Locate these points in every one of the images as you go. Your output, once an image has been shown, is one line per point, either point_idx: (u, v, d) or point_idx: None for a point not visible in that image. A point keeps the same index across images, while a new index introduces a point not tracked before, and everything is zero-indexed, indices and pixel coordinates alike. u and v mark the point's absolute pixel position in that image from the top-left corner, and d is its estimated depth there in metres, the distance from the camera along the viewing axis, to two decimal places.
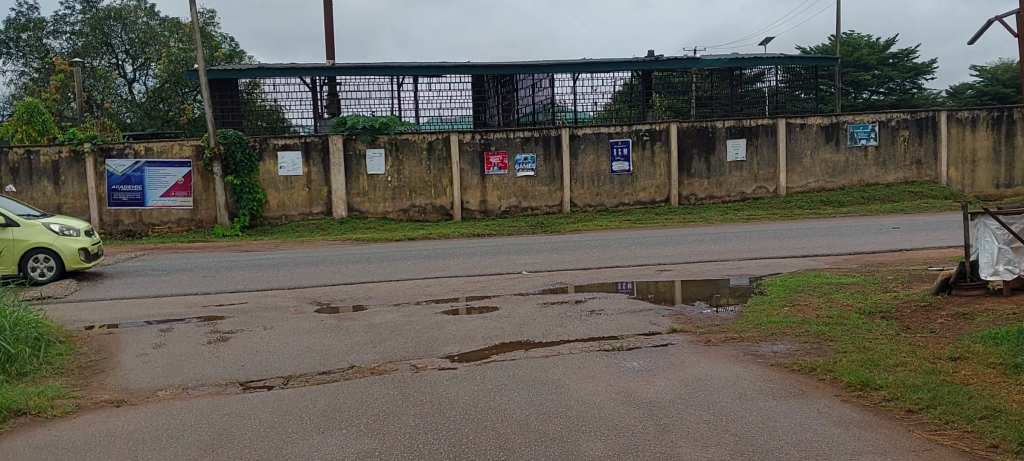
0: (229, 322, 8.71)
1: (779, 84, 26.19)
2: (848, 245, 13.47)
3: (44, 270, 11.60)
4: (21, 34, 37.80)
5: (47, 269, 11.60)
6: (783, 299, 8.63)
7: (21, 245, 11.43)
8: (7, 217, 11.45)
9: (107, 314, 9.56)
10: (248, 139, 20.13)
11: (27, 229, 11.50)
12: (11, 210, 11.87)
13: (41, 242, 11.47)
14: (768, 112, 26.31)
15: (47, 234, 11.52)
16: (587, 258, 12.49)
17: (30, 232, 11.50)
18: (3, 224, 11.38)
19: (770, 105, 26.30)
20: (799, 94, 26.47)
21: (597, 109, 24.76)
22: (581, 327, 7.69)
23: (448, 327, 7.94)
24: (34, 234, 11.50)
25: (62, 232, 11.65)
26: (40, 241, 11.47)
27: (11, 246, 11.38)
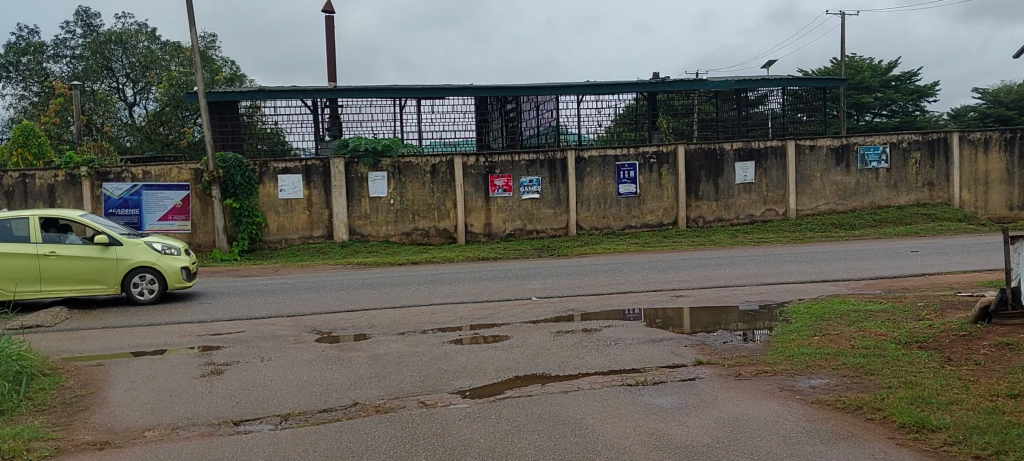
0: (225, 353, 8.23)
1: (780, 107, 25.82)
2: (868, 269, 13.01)
3: (146, 290, 11.51)
4: (20, 57, 37.58)
5: (150, 289, 11.51)
6: (811, 328, 8.16)
7: (125, 265, 11.35)
8: (111, 237, 11.36)
9: (97, 345, 9.06)
10: (248, 162, 19.75)
11: (131, 248, 11.42)
12: (112, 228, 11.77)
13: (145, 261, 11.40)
14: (773, 134, 25.95)
15: (151, 253, 11.44)
16: (597, 284, 12.00)
17: (133, 251, 11.42)
18: (107, 243, 11.29)
19: (776, 127, 25.95)
20: (801, 117, 26.02)
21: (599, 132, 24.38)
22: (600, 358, 7.22)
23: (457, 358, 7.46)
24: (137, 253, 11.41)
25: (164, 252, 11.58)
26: (144, 261, 11.39)
27: (115, 266, 11.30)
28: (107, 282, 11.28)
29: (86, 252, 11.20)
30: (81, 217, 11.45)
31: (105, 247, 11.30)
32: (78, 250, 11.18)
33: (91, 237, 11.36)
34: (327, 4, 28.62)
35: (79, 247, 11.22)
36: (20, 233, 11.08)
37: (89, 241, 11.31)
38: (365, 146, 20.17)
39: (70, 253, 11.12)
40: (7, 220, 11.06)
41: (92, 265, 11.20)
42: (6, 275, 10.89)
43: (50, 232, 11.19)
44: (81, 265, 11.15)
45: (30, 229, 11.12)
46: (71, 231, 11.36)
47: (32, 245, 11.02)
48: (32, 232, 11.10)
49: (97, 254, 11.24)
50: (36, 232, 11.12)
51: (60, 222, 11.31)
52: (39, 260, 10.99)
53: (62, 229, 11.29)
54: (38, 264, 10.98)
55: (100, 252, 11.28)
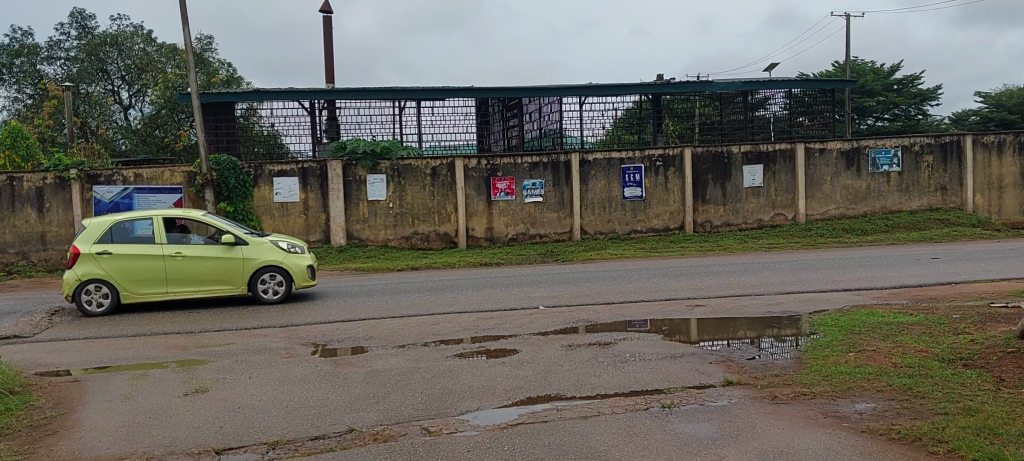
0: (212, 369, 7.65)
1: (781, 111, 25.35)
2: (889, 277, 12.44)
3: (272, 288, 11.48)
4: (13, 59, 36.97)
5: (276, 288, 11.49)
6: (844, 344, 7.59)
7: (250, 264, 11.34)
8: (236, 236, 11.36)
9: (75, 358, 8.46)
10: (241, 164, 19.24)
11: (256, 247, 11.40)
12: (235, 227, 11.76)
13: (269, 260, 11.37)
14: (777, 137, 25.35)
15: (276, 251, 11.41)
16: (607, 292, 11.41)
17: (258, 249, 11.40)
18: (232, 243, 11.30)
19: (780, 130, 25.38)
20: (802, 120, 25.42)
21: (596, 136, 23.58)
22: (618, 376, 6.65)
23: (464, 375, 6.88)
24: (261, 252, 11.39)
25: (289, 250, 11.53)
26: (269, 259, 11.37)
27: (240, 265, 11.31)
28: (233, 281, 11.30)
29: (212, 252, 11.24)
30: (204, 216, 11.47)
31: (231, 246, 11.33)
32: (203, 250, 11.23)
33: (216, 237, 11.40)
34: (324, 3, 28.06)
35: (204, 246, 11.26)
36: (147, 234, 11.18)
37: (213, 241, 11.36)
38: (363, 149, 19.66)
39: (195, 253, 11.17)
40: (134, 221, 11.18)
41: (217, 264, 11.24)
42: (135, 276, 11.02)
43: (175, 232, 11.26)
44: (206, 265, 11.21)
45: (156, 230, 11.21)
46: (196, 230, 11.40)
47: (159, 245, 11.11)
48: (157, 232, 11.19)
49: (222, 254, 11.27)
50: (161, 232, 11.20)
51: (184, 222, 11.36)
52: (166, 260, 11.08)
53: (186, 229, 11.33)
54: (165, 265, 11.07)
55: (225, 251, 11.31)
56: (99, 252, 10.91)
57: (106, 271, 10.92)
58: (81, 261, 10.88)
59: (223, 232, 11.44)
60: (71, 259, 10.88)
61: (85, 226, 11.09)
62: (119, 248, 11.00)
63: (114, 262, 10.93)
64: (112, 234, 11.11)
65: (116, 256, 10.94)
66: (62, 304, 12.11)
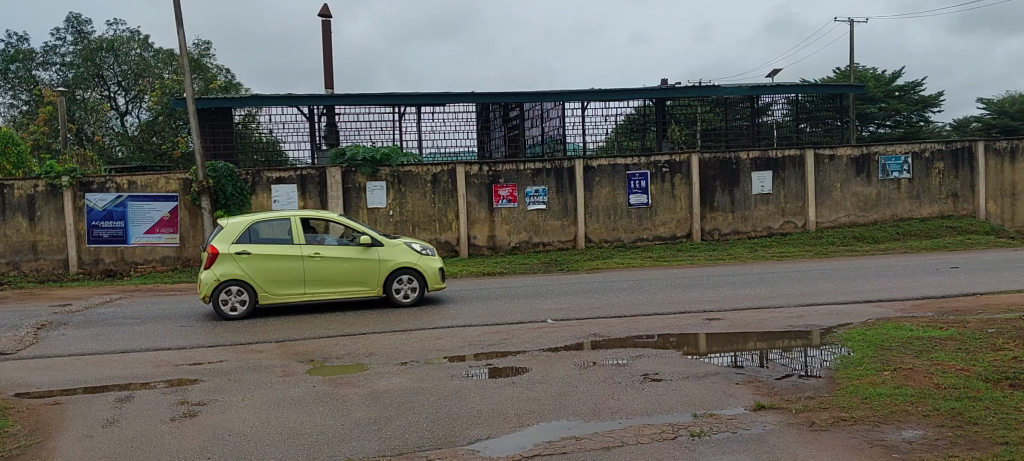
0: (203, 390, 7.17)
1: (784, 117, 24.70)
2: (911, 287, 11.97)
3: (406, 290, 11.49)
4: (8, 65, 36.52)
5: (410, 290, 11.50)
6: (878, 361, 7.11)
7: (385, 266, 11.37)
8: (371, 237, 11.40)
9: (59, 377, 7.98)
10: (238, 171, 18.76)
11: (390, 249, 11.43)
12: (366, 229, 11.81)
13: (404, 262, 11.40)
14: (780, 143, 24.83)
15: (411, 253, 11.45)
16: (617, 304, 10.94)
17: (393, 251, 11.42)
18: (368, 244, 11.33)
19: (784, 137, 24.79)
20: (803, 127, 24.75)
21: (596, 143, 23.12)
22: (639, 399, 6.18)
23: (473, 397, 6.41)
24: (396, 254, 11.42)
25: (423, 252, 11.58)
26: (404, 261, 11.41)
27: (376, 266, 11.34)
28: (369, 282, 11.33)
29: (348, 253, 11.27)
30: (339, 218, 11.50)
31: (367, 247, 11.36)
32: (339, 251, 11.26)
33: (350, 239, 11.42)
34: (324, 7, 27.64)
35: (341, 248, 11.29)
36: (283, 234, 11.20)
37: (348, 242, 11.39)
38: (363, 155, 19.24)
39: (333, 254, 11.20)
40: (270, 222, 11.20)
41: (354, 265, 11.27)
42: (272, 277, 11.02)
43: (311, 233, 11.30)
44: (344, 266, 11.24)
45: (293, 231, 11.24)
46: (330, 232, 11.44)
47: (297, 246, 11.13)
48: (294, 234, 11.22)
49: (358, 255, 11.31)
50: (298, 234, 11.24)
51: (319, 224, 11.40)
52: (305, 262, 11.11)
53: (320, 231, 11.36)
54: (304, 265, 11.09)
55: (360, 253, 11.33)
56: (239, 253, 10.91)
57: (246, 272, 10.90)
58: (219, 261, 10.86)
59: (355, 234, 11.47)
60: (211, 259, 10.84)
61: (223, 227, 11.09)
62: (258, 249, 10.99)
63: (252, 263, 10.92)
64: (249, 235, 11.11)
65: (255, 257, 10.94)
66: (50, 318, 11.62)
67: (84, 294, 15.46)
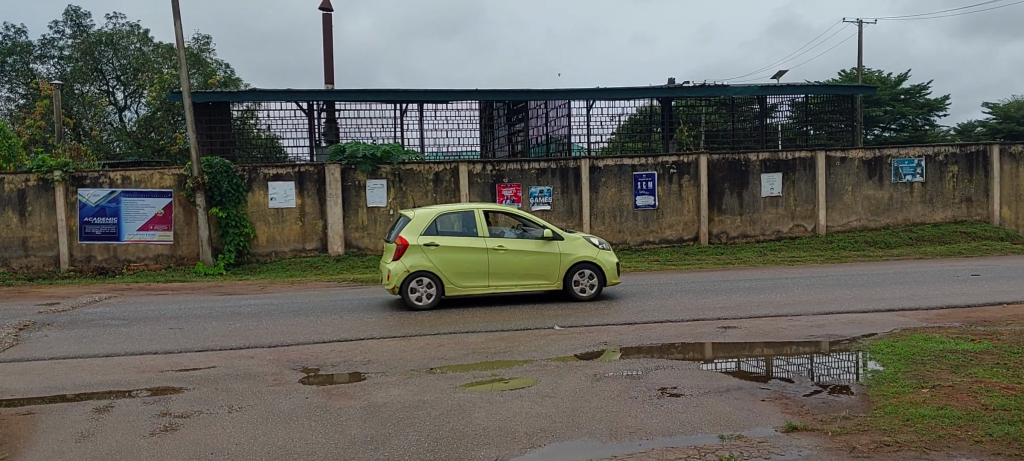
0: (188, 400, 6.68)
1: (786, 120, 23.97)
2: (931, 295, 11.48)
3: (587, 285, 11.33)
4: (5, 57, 35.99)
5: (590, 284, 11.33)
6: (913, 377, 6.64)
7: (566, 260, 11.23)
8: (553, 231, 11.30)
9: (36, 383, 7.49)
10: (235, 167, 18.27)
11: (571, 242, 11.31)
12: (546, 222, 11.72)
13: (585, 257, 11.24)
14: (784, 146, 24.26)
15: (591, 247, 11.27)
16: (627, 310, 10.44)
17: (573, 246, 11.29)
18: (549, 238, 11.24)
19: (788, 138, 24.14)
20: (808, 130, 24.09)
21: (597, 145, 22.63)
22: (658, 417, 5.69)
23: (477, 412, 5.93)
24: (577, 248, 11.28)
25: (602, 247, 11.39)
26: (585, 256, 11.24)
27: (558, 260, 11.22)
28: (550, 277, 11.22)
29: (531, 246, 11.21)
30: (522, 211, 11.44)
31: (548, 241, 11.26)
32: (522, 244, 11.20)
33: (531, 232, 11.34)
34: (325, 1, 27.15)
35: (523, 241, 11.24)
36: (468, 227, 11.20)
37: (530, 236, 11.31)
38: (363, 153, 18.73)
39: (517, 247, 11.16)
40: (453, 215, 11.20)
41: (535, 259, 11.19)
42: (459, 270, 11.03)
43: (494, 227, 11.28)
44: (525, 260, 11.17)
45: (478, 225, 11.23)
46: (511, 226, 11.37)
47: (481, 239, 11.11)
48: (479, 226, 11.20)
49: (539, 249, 11.22)
50: (483, 227, 11.22)
51: (502, 217, 11.37)
52: (490, 254, 11.09)
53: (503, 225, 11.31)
54: (489, 258, 11.08)
55: (542, 246, 11.25)
56: (428, 244, 10.93)
57: (433, 264, 10.92)
58: (407, 253, 10.91)
59: (536, 227, 11.39)
60: (399, 251, 10.88)
61: (409, 218, 11.13)
62: (445, 241, 11.01)
63: (440, 255, 10.93)
64: (435, 227, 11.14)
65: (443, 248, 10.96)
66: (34, 317, 11.10)
67: (73, 292, 14.96)
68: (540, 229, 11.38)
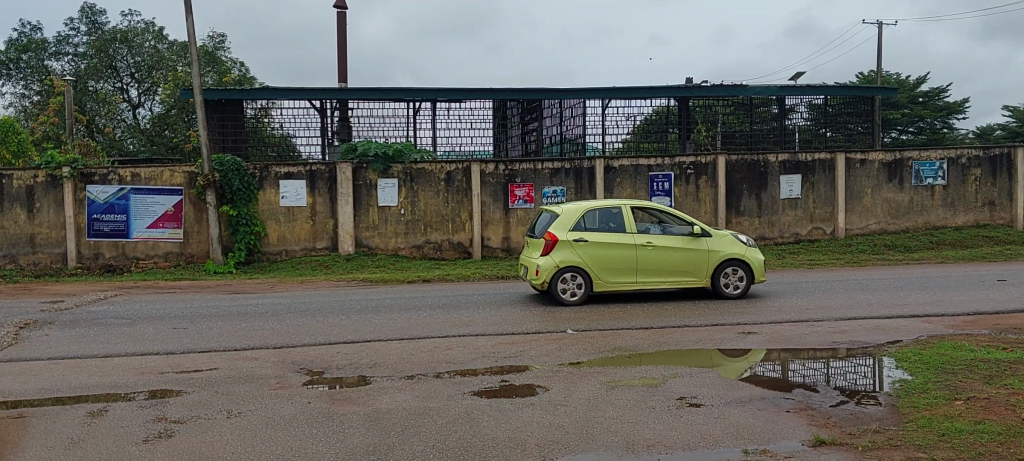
0: (185, 404, 6.42)
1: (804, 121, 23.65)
2: (957, 301, 11.11)
3: (736, 282, 11.26)
4: (22, 54, 36.20)
5: (738, 282, 11.25)
6: (946, 387, 6.31)
7: (714, 256, 11.18)
8: (700, 228, 11.25)
9: (30, 385, 7.25)
10: (246, 165, 18.05)
11: (718, 239, 11.26)
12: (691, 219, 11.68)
13: (734, 254, 11.17)
14: (800, 147, 23.79)
15: (739, 245, 11.21)
16: (642, 313, 10.13)
17: (721, 242, 11.24)
18: (697, 235, 11.19)
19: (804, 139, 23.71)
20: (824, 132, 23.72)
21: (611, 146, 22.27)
22: (677, 429, 5.38)
23: (486, 421, 5.64)
24: (724, 245, 11.22)
25: (749, 244, 11.32)
26: (734, 253, 11.18)
27: (705, 257, 11.17)
28: (698, 273, 11.16)
29: (678, 243, 11.16)
30: (668, 208, 11.42)
31: (695, 237, 11.22)
32: (669, 240, 11.16)
33: (677, 228, 11.29)
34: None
35: (670, 237, 11.19)
36: (617, 223, 11.21)
37: (677, 232, 11.27)
38: (375, 151, 18.47)
39: (666, 243, 11.12)
40: (601, 210, 11.21)
41: (683, 255, 11.14)
42: (607, 266, 11.04)
43: (642, 223, 11.26)
44: (673, 256, 11.12)
45: (625, 221, 11.22)
46: (658, 222, 11.35)
47: (631, 235, 11.11)
48: (626, 222, 11.20)
49: (687, 245, 11.17)
50: (631, 223, 11.21)
51: (648, 213, 11.35)
52: (638, 250, 11.06)
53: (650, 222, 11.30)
54: (638, 254, 11.05)
55: (689, 243, 11.20)
56: (577, 240, 10.95)
57: (582, 260, 10.93)
58: (557, 248, 10.94)
59: (682, 224, 11.35)
60: (549, 246, 10.92)
61: (558, 214, 11.16)
62: (594, 236, 11.02)
63: (589, 251, 10.95)
64: (582, 224, 11.16)
65: (593, 244, 10.98)
66: (35, 315, 10.89)
67: (79, 290, 14.77)
68: (685, 225, 11.33)
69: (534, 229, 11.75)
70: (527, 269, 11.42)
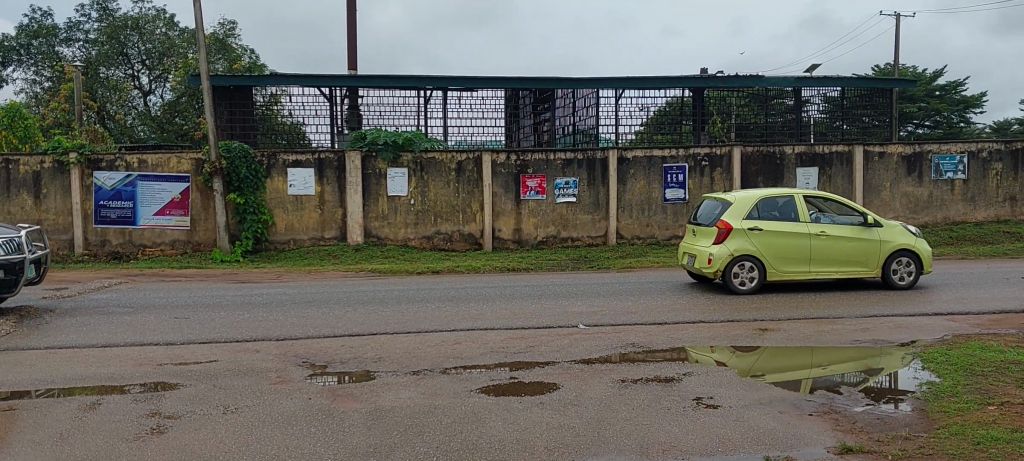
0: (181, 398, 6.19)
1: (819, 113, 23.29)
2: (980, 298, 10.78)
3: (906, 273, 11.22)
4: (32, 40, 36.02)
5: (908, 273, 11.19)
6: (977, 391, 6.00)
7: (885, 247, 11.12)
8: (872, 218, 11.21)
9: (24, 375, 7.03)
10: (254, 152, 17.81)
11: (889, 229, 11.20)
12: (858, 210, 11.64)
13: (905, 244, 11.10)
14: (814, 140, 23.42)
15: (911, 235, 11.14)
16: (657, 308, 9.85)
17: (892, 232, 11.19)
18: (869, 224, 11.15)
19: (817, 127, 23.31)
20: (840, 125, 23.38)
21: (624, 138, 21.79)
22: (695, 432, 5.10)
23: (493, 421, 5.38)
24: (895, 235, 11.15)
25: (921, 234, 11.23)
26: (906, 243, 11.12)
27: (877, 247, 11.12)
28: (869, 263, 11.11)
29: (851, 232, 11.14)
30: (840, 198, 11.41)
31: (867, 227, 11.17)
32: (841, 230, 11.14)
33: (847, 218, 11.27)
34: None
35: (842, 227, 11.17)
36: (788, 212, 11.24)
37: (849, 222, 11.25)
38: (384, 139, 18.19)
39: (838, 233, 11.10)
40: (774, 199, 11.27)
41: (854, 245, 11.10)
42: (779, 255, 11.05)
43: (814, 213, 11.27)
44: (845, 246, 11.09)
45: (797, 211, 11.24)
46: (829, 212, 11.35)
47: (806, 225, 11.13)
48: (799, 211, 11.23)
49: (858, 235, 11.13)
50: (802, 213, 11.23)
51: (819, 203, 11.36)
52: (811, 240, 11.06)
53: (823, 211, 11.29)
54: (811, 244, 11.05)
55: (860, 233, 11.16)
56: (750, 229, 11.00)
57: (756, 249, 10.97)
58: (731, 237, 11.00)
59: (853, 213, 11.32)
60: (723, 235, 10.99)
61: (731, 203, 11.23)
62: (767, 225, 11.06)
63: (762, 239, 10.99)
64: (755, 212, 11.22)
65: (767, 233, 11.00)
66: (35, 304, 10.69)
67: (84, 278, 14.58)
68: (856, 215, 11.29)
69: (700, 218, 11.83)
70: (695, 258, 11.50)
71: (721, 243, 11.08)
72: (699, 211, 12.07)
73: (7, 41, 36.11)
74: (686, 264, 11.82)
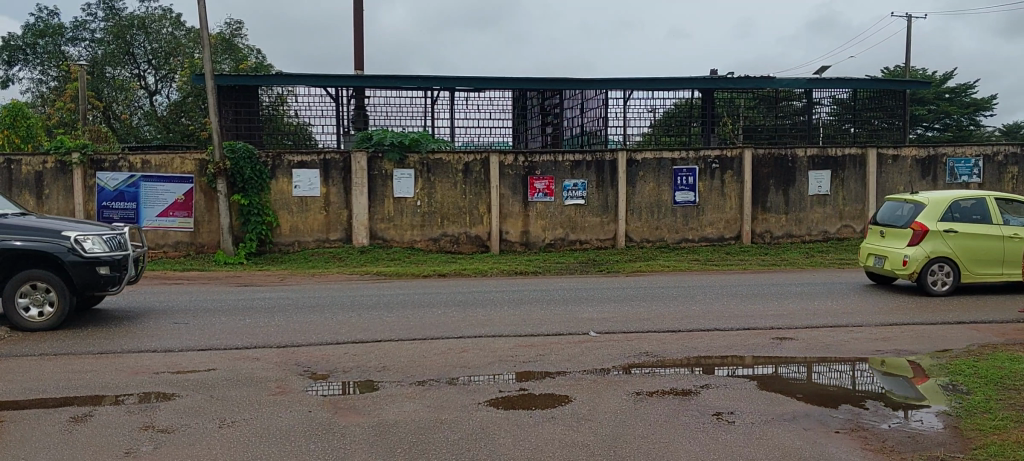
0: (175, 411, 5.92)
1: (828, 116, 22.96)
2: (1002, 306, 10.48)
3: None
4: (39, 39, 35.87)
5: None
6: (1011, 407, 5.70)
7: None
8: None
9: (15, 385, 6.77)
10: (258, 153, 17.57)
11: None
12: None
13: None
14: (823, 142, 23.12)
15: None
16: (670, 315, 9.56)
17: None
18: None
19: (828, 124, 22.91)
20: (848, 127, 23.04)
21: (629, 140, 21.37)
22: (716, 452, 4.82)
23: (502, 438, 5.09)
24: None
25: None
26: None
27: None
28: None
29: None
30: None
31: None
32: None
33: None
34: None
35: None
36: (981, 215, 11.28)
37: None
38: (391, 140, 17.90)
39: None
40: (966, 201, 11.32)
41: None
42: (975, 257, 11.06)
43: (1005, 215, 11.33)
44: None
45: (989, 213, 11.30)
46: (1016, 215, 11.41)
47: (998, 227, 11.18)
48: (991, 213, 11.28)
49: None
50: (995, 216, 11.28)
51: (1008, 205, 11.44)
52: (1004, 242, 11.12)
53: (1011, 214, 11.36)
54: (1003, 245, 11.10)
55: None
56: (948, 231, 11.01)
57: (953, 250, 10.99)
58: (930, 238, 11.02)
59: None
60: (920, 236, 11.02)
61: (925, 204, 11.27)
62: (964, 227, 11.10)
63: (959, 241, 11.01)
64: (948, 214, 11.25)
65: (964, 235, 11.03)
66: None
67: None
68: None
69: (883, 220, 11.88)
70: (883, 259, 11.51)
71: (916, 244, 11.10)
72: (882, 213, 12.12)
73: (14, 41, 36.00)
74: (871, 265, 11.84)
